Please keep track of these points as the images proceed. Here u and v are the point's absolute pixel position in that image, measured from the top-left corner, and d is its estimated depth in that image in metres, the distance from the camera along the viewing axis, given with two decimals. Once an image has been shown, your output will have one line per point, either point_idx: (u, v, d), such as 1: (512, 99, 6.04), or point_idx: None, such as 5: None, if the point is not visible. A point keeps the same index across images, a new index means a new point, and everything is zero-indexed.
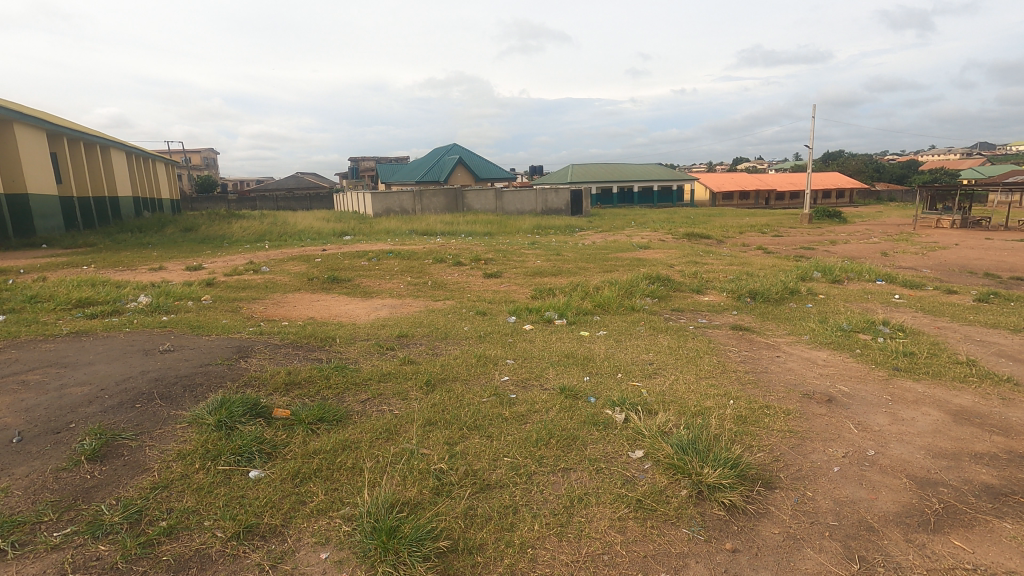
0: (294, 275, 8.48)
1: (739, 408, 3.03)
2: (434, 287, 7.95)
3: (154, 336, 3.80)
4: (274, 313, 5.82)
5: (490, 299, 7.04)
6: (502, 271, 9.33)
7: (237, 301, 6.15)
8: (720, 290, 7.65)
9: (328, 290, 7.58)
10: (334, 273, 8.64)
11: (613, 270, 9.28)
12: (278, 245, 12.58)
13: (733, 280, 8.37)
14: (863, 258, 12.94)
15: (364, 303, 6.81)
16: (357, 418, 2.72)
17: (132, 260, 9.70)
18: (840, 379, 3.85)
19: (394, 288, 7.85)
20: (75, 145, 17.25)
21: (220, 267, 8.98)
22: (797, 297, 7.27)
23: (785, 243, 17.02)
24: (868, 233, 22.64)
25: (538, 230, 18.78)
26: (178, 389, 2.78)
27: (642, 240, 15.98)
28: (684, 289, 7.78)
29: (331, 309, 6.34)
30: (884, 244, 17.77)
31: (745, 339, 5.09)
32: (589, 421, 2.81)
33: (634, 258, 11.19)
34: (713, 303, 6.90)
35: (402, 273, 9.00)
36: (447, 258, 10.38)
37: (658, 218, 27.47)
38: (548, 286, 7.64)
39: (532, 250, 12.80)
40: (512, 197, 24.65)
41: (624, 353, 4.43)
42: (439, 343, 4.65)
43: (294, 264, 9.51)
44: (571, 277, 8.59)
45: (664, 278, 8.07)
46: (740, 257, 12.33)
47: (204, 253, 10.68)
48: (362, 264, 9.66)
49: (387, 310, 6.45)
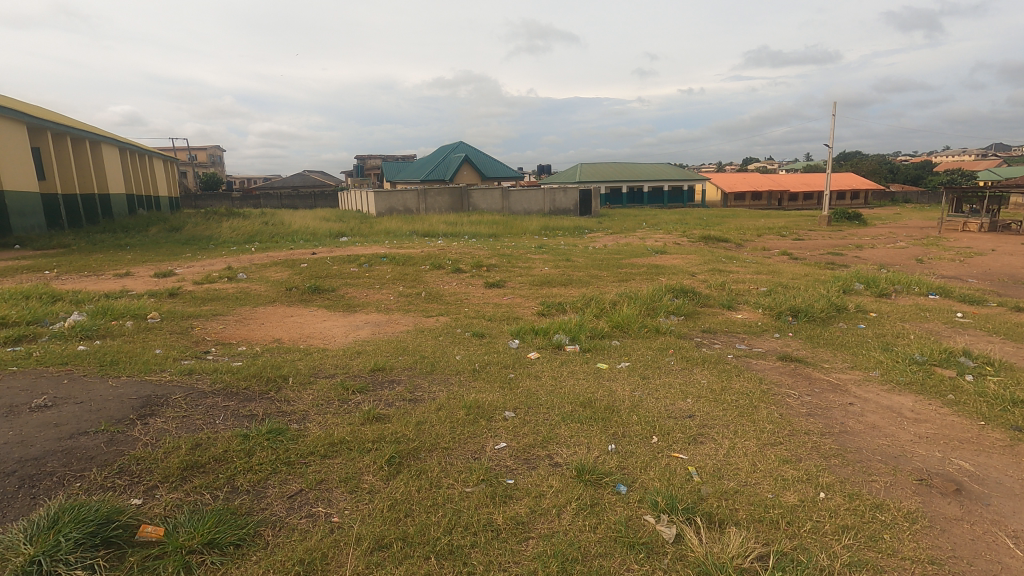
0: (273, 283, 7.60)
1: (839, 512, 2.09)
2: (427, 299, 7.01)
3: (39, 380, 2.89)
4: (232, 335, 4.90)
5: (489, 315, 6.11)
6: (505, 278, 8.43)
7: (193, 318, 5.26)
8: (755, 306, 6.67)
9: (307, 302, 6.69)
10: (317, 281, 7.75)
11: (629, 279, 8.35)
12: (266, 248, 11.68)
13: (767, 292, 7.42)
14: (897, 266, 11.93)
15: (343, 321, 5.90)
16: (272, 537, 1.80)
17: (101, 265, 8.86)
18: (949, 445, 2.87)
19: (383, 300, 6.94)
20: (61, 140, 16.45)
21: (193, 274, 8.10)
22: (845, 316, 6.30)
23: (809, 247, 16.00)
24: (892, 237, 21.55)
25: (545, 231, 17.86)
26: (8, 487, 1.86)
27: (656, 244, 15.00)
28: (712, 305, 6.81)
29: (304, 328, 5.43)
30: (914, 250, 16.69)
31: (802, 377, 4.11)
32: (621, 541, 1.88)
33: (650, 264, 10.20)
34: (748, 324, 5.93)
35: (395, 281, 8.09)
36: (445, 263, 9.48)
37: (670, 219, 26.31)
38: (557, 299, 6.74)
39: (539, 254, 11.91)
40: (519, 196, 23.71)
41: (655, 399, 3.48)
42: (421, 382, 3.71)
43: (276, 271, 8.61)
44: (583, 287, 7.67)
45: (688, 291, 7.11)
46: (767, 263, 11.31)
47: (182, 257, 9.82)
48: (351, 271, 8.76)
49: (370, 330, 5.52)
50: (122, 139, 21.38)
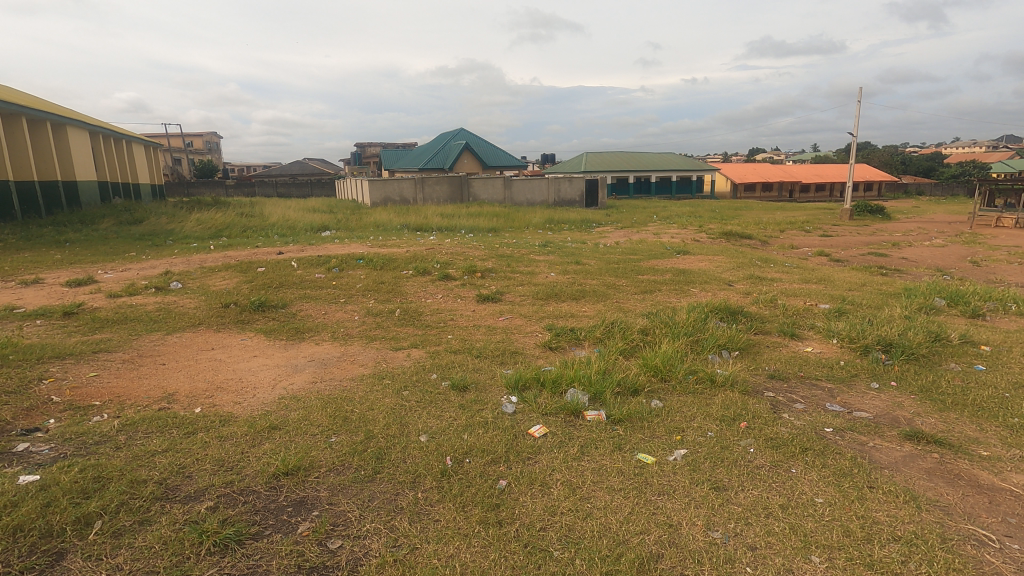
0: (210, 295, 6.08)
1: None
2: (401, 321, 5.46)
3: None
4: (100, 391, 3.39)
5: (477, 349, 4.56)
6: (503, 288, 6.92)
7: (56, 362, 3.74)
8: (827, 335, 5.10)
9: (244, 325, 5.17)
10: (266, 293, 6.21)
11: (653, 291, 6.83)
12: (228, 245, 10.12)
13: (833, 312, 5.87)
14: (954, 270, 10.38)
15: (279, 358, 4.34)
16: None
17: (14, 268, 7.32)
18: None
19: (344, 323, 5.39)
20: (17, 121, 14.85)
21: (116, 281, 6.53)
22: (950, 351, 4.74)
23: (841, 246, 14.44)
24: (924, 233, 19.92)
25: (550, 225, 16.34)
26: None
27: (674, 241, 13.38)
28: (768, 332, 5.26)
29: (218, 374, 3.88)
30: (958, 248, 15.12)
31: (970, 486, 2.56)
32: None
33: (674, 270, 8.63)
34: (828, 366, 4.39)
35: (365, 292, 6.56)
36: (431, 267, 7.95)
37: (683, 211, 24.67)
38: (568, 324, 5.21)
39: (543, 253, 10.40)
40: (521, 186, 22.10)
41: (754, 562, 1.97)
42: (351, 512, 2.20)
43: (224, 277, 7.08)
44: (598, 303, 6.17)
45: (737, 313, 5.57)
46: (810, 268, 9.70)
47: (122, 258, 8.32)
48: (316, 277, 7.23)
49: (311, 375, 3.97)
50: (92, 121, 19.72)
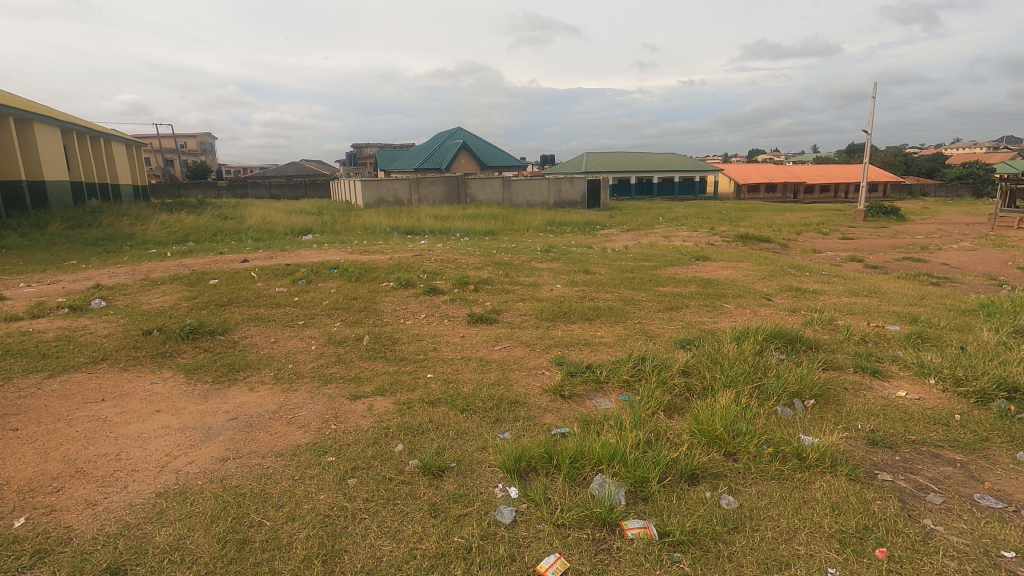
0: (135, 315, 4.90)
1: None
2: (369, 352, 4.27)
3: None
4: None
5: (466, 398, 3.37)
6: (499, 304, 5.76)
7: None
8: (920, 372, 3.91)
9: (163, 359, 3.99)
10: (206, 314, 5.03)
11: (680, 308, 5.68)
12: (190, 252, 8.94)
13: (911, 335, 4.70)
14: (1005, 278, 9.21)
15: (190, 413, 3.15)
16: None
17: None
18: None
19: (295, 356, 4.19)
20: None
21: (28, 299, 5.35)
22: None
23: (868, 250, 13.27)
24: (947, 235, 18.76)
25: (552, 227, 15.17)
26: None
27: (688, 245, 12.24)
28: (841, 367, 4.08)
29: (87, 449, 2.68)
30: (992, 252, 13.93)
31: None
32: None
33: (698, 280, 7.48)
34: (944, 423, 3.20)
35: (332, 311, 5.37)
36: (415, 277, 6.80)
37: (691, 213, 23.52)
38: (583, 358, 4.03)
39: (544, 259, 9.26)
40: (521, 186, 20.92)
41: None
42: None
43: (166, 292, 5.90)
44: (616, 326, 4.99)
45: (796, 341, 4.40)
46: (848, 276, 8.57)
47: (55, 268, 7.15)
48: (278, 291, 6.06)
49: (224, 445, 2.77)
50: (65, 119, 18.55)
